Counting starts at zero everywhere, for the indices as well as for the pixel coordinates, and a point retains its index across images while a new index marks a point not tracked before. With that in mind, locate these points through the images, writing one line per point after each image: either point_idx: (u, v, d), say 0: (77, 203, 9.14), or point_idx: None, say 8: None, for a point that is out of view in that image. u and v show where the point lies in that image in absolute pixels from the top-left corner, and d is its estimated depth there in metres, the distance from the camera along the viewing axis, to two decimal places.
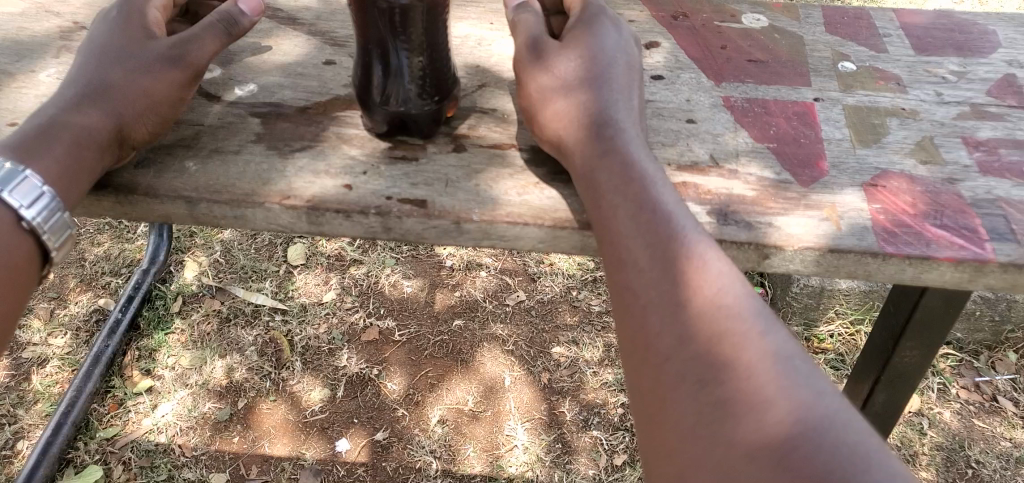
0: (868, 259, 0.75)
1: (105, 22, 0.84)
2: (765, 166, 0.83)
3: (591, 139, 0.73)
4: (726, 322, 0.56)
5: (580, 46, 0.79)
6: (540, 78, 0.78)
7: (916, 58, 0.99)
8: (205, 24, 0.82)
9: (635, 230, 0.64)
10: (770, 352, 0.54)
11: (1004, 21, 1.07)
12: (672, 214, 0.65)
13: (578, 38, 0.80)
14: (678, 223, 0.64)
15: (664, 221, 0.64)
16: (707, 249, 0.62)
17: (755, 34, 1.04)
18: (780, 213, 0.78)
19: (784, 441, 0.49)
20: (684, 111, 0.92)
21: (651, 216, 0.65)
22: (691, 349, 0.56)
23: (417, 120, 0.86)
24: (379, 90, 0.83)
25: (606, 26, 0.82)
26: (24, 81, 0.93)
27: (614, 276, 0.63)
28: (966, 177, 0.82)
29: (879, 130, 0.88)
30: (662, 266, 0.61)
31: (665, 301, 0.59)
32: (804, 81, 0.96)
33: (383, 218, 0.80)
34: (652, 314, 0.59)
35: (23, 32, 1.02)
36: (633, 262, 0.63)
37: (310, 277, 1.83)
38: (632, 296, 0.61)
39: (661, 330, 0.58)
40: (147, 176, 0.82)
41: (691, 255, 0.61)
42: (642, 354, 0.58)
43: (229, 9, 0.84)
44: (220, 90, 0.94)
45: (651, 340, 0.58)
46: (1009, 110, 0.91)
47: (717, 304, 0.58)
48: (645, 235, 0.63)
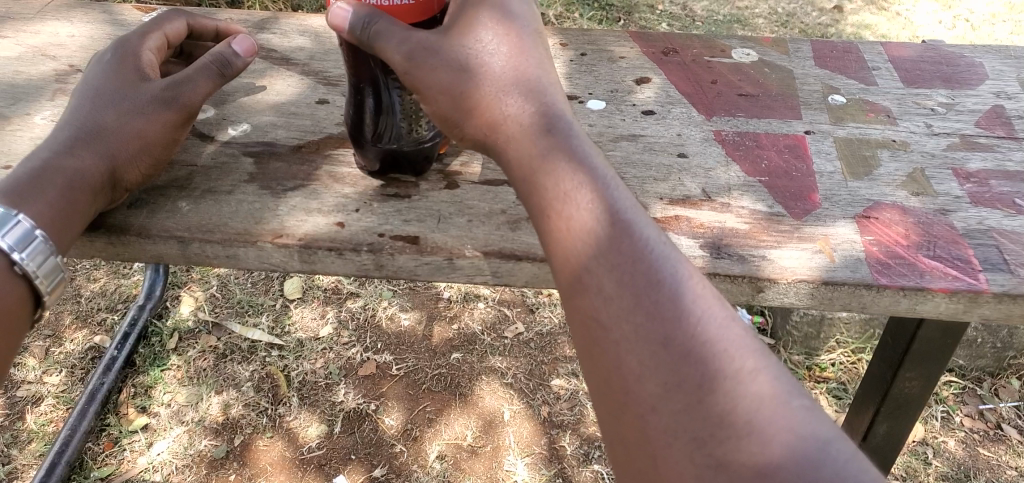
0: (863, 291, 0.75)
1: (99, 64, 0.84)
2: (758, 199, 0.83)
3: (526, 134, 0.70)
4: (683, 323, 0.55)
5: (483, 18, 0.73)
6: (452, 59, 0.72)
7: (905, 91, 1.00)
8: (199, 66, 0.82)
9: (584, 228, 0.63)
10: (730, 351, 0.54)
11: (992, 53, 1.08)
12: (622, 207, 0.64)
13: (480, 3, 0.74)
14: (626, 215, 0.63)
15: (614, 214, 0.63)
16: (654, 243, 0.61)
17: (745, 68, 1.05)
18: (772, 246, 0.78)
19: (760, 442, 0.49)
20: (675, 146, 0.92)
21: (599, 217, 0.63)
22: (654, 360, 0.54)
23: (411, 156, 0.86)
24: (372, 126, 0.84)
25: None
26: (20, 124, 0.94)
27: (566, 285, 0.62)
28: (957, 208, 0.82)
29: (870, 162, 0.88)
30: (615, 272, 0.59)
31: (624, 312, 0.57)
32: (795, 114, 0.96)
33: (375, 255, 0.80)
34: (612, 329, 0.57)
35: (20, 76, 1.02)
36: (584, 260, 0.61)
37: (306, 311, 1.82)
38: (587, 298, 0.59)
39: (621, 343, 0.56)
40: (140, 216, 0.82)
41: (642, 255, 0.60)
42: (604, 374, 0.56)
43: (225, 48, 0.84)
44: (215, 130, 0.94)
45: (611, 358, 0.56)
46: (998, 141, 0.91)
47: (672, 302, 0.57)
48: (593, 237, 0.61)
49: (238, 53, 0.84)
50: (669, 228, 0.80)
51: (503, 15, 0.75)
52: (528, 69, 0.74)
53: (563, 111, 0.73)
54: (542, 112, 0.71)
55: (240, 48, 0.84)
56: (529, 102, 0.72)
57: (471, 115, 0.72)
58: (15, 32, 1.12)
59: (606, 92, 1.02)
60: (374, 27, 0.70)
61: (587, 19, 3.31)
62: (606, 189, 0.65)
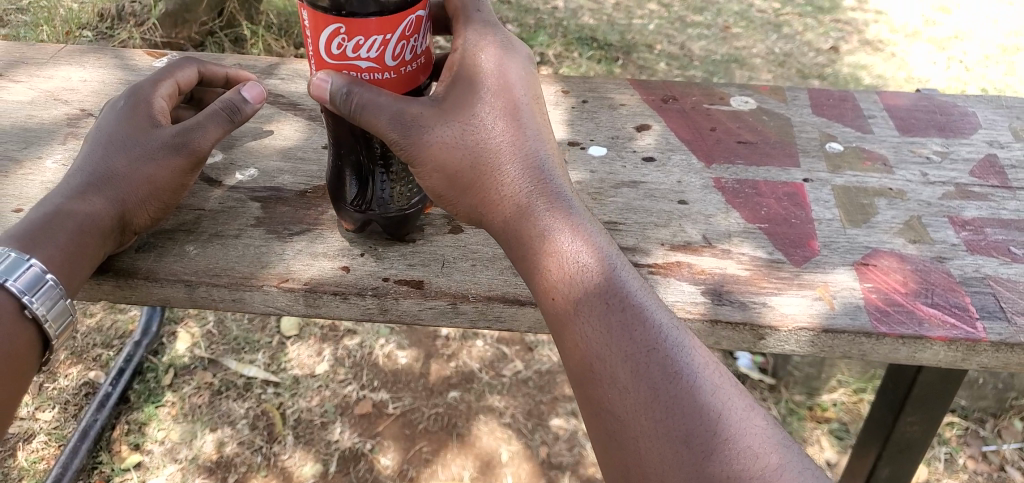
0: (862, 339, 0.76)
1: (113, 111, 0.86)
2: (758, 246, 0.85)
3: (527, 212, 0.74)
4: (699, 418, 0.62)
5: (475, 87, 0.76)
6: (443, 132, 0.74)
7: (902, 140, 1.02)
8: (209, 111, 0.82)
9: (598, 318, 0.67)
10: (746, 446, 0.61)
11: (985, 102, 1.10)
12: (634, 297, 0.69)
13: (473, 71, 0.76)
14: (636, 305, 0.68)
15: (627, 305, 0.68)
16: (665, 332, 0.67)
17: (744, 115, 1.07)
18: (773, 292, 0.79)
19: None
20: (676, 193, 0.94)
21: (613, 309, 0.68)
22: (674, 457, 0.61)
23: (395, 225, 0.87)
24: (355, 193, 0.86)
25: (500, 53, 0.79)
26: (31, 168, 0.97)
27: (578, 372, 0.67)
28: (954, 256, 0.83)
29: (868, 210, 0.90)
30: (629, 364, 0.65)
31: (640, 408, 0.63)
32: (793, 162, 0.98)
33: (380, 299, 0.81)
34: (632, 428, 0.62)
35: (33, 120, 1.05)
36: (600, 351, 0.66)
37: (303, 349, 1.81)
38: (604, 389, 0.64)
39: (641, 438, 0.62)
40: (148, 260, 0.83)
41: (656, 344, 0.66)
42: (628, 466, 0.62)
43: (233, 94, 0.84)
44: (221, 175, 0.96)
45: (632, 452, 0.62)
46: (992, 190, 0.93)
47: (687, 396, 0.63)
48: (608, 330, 0.67)
49: (247, 97, 0.83)
50: (671, 274, 0.81)
51: (503, 85, 0.77)
52: (526, 143, 0.77)
53: (563, 187, 0.77)
54: (540, 186, 0.75)
55: (249, 92, 0.84)
56: (527, 179, 0.75)
57: (465, 191, 0.76)
58: (28, 76, 1.15)
59: (608, 139, 1.05)
60: (355, 96, 0.70)
61: (587, 58, 3.38)
62: (617, 278, 0.70)
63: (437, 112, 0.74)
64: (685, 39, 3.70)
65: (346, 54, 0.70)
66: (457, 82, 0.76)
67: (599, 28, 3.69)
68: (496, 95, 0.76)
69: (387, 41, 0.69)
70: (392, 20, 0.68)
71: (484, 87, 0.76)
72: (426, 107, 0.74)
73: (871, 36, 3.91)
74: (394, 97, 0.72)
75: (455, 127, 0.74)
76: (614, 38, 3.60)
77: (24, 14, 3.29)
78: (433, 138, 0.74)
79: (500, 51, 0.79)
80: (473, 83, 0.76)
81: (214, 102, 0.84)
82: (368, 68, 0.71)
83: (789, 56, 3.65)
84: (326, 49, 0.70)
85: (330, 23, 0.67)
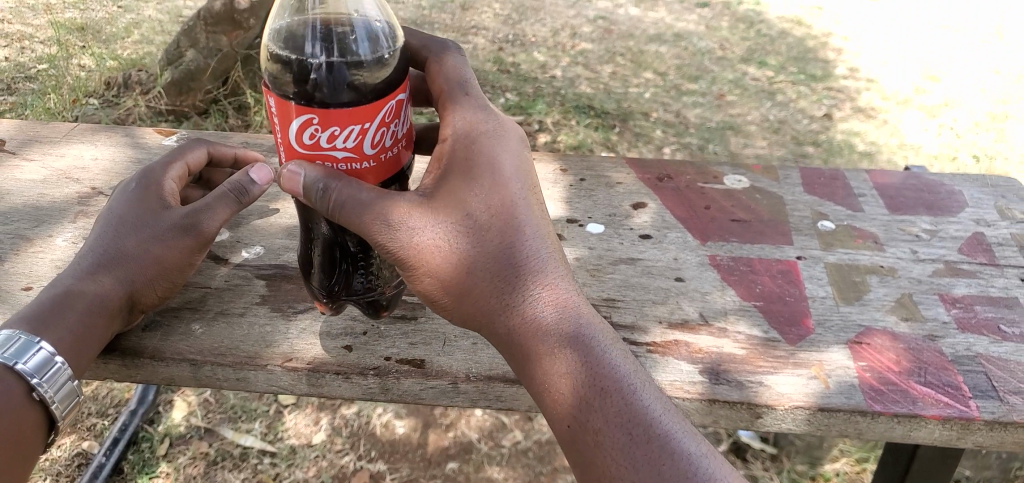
0: (858, 418, 0.77)
1: (125, 192, 0.89)
2: (754, 324, 0.86)
3: (527, 309, 0.77)
4: None
5: (467, 185, 0.79)
6: (438, 231, 0.77)
7: (892, 217, 1.05)
8: (221, 191, 0.86)
9: (604, 421, 0.71)
10: None
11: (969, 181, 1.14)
12: (638, 397, 0.72)
13: (463, 170, 0.79)
14: (641, 406, 0.72)
15: (631, 406, 0.72)
16: (668, 432, 0.70)
17: (737, 194, 1.11)
18: (770, 371, 0.81)
19: None
20: (672, 270, 0.96)
21: (617, 410, 0.71)
22: None
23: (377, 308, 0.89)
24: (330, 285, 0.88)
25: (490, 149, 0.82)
26: (42, 245, 0.99)
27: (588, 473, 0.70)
28: (946, 334, 0.85)
29: (860, 287, 0.92)
30: (637, 467, 0.68)
31: None
32: (786, 239, 1.01)
33: (382, 379, 0.82)
34: None
35: (45, 198, 1.09)
36: (608, 455, 0.70)
37: (300, 418, 1.81)
38: None
39: None
40: (154, 339, 0.84)
41: (662, 445, 0.69)
42: None
43: (244, 175, 0.87)
44: (228, 252, 0.98)
45: None
46: (981, 267, 0.95)
47: None
48: (615, 434, 0.70)
49: (258, 180, 0.87)
50: (669, 353, 0.83)
51: (495, 182, 0.80)
52: (522, 236, 0.79)
53: (561, 279, 0.80)
54: (538, 280, 0.78)
55: (260, 175, 0.88)
56: (525, 273, 0.78)
57: (462, 291, 0.78)
58: (42, 154, 1.18)
59: (605, 216, 1.07)
60: (330, 190, 0.74)
61: (585, 126, 3.44)
62: (619, 377, 0.74)
63: (428, 211, 0.77)
64: (680, 106, 3.79)
65: (318, 144, 0.75)
66: (447, 181, 0.79)
67: (596, 96, 3.77)
68: (487, 192, 0.79)
69: (355, 130, 0.74)
70: (357, 111, 0.73)
71: (474, 185, 0.79)
72: (415, 208, 0.76)
73: (863, 104, 4.00)
74: (382, 198, 0.75)
75: (446, 227, 0.77)
76: (611, 106, 3.69)
77: (33, 82, 3.36)
78: (424, 240, 0.77)
79: (491, 148, 0.82)
80: (464, 183, 0.79)
81: (225, 183, 0.87)
82: (345, 158, 0.76)
83: (783, 122, 3.73)
84: (299, 141, 0.76)
85: (298, 116, 0.73)
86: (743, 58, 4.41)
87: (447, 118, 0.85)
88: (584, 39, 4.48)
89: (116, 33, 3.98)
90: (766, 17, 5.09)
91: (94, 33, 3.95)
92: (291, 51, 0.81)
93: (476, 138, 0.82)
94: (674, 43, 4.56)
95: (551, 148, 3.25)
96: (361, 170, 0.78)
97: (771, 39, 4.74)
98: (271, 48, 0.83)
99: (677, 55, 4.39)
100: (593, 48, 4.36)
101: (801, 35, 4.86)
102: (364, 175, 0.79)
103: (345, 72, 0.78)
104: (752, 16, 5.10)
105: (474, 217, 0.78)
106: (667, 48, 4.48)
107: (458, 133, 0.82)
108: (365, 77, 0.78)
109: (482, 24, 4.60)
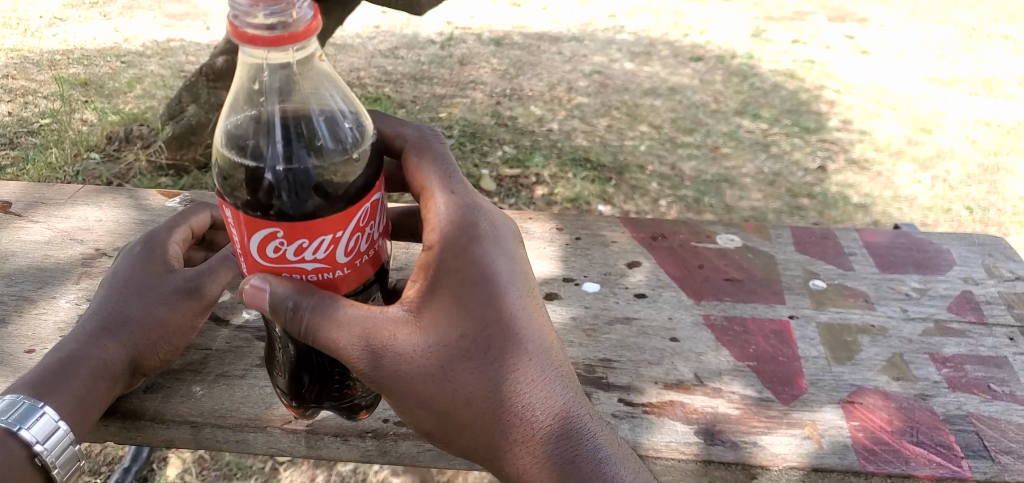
0: (852, 475, 0.92)
1: (129, 256, 0.95)
2: (748, 384, 1.02)
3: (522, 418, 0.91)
4: None
5: (459, 306, 0.89)
6: (432, 351, 0.88)
7: (882, 276, 1.24)
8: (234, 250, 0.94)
9: None
10: None
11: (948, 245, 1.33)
12: None
13: (453, 290, 0.89)
14: None
15: None
16: None
17: (729, 253, 1.27)
18: (763, 431, 0.96)
19: None
20: (666, 330, 1.12)
21: None
22: None
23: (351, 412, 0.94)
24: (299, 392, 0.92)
25: (476, 261, 0.91)
26: (45, 307, 1.05)
27: None
28: (937, 393, 1.02)
29: (851, 347, 1.09)
30: None
31: None
32: (778, 298, 1.18)
33: (379, 439, 0.94)
34: None
35: (50, 259, 1.14)
36: None
37: (295, 474, 1.79)
38: None
39: None
40: (155, 401, 0.94)
41: None
42: None
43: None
44: (230, 314, 1.07)
45: None
46: (969, 325, 1.14)
47: None
48: None
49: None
50: (664, 413, 0.99)
51: (488, 298, 0.90)
52: (515, 347, 0.92)
53: (553, 386, 0.94)
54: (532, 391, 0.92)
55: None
56: (519, 385, 0.91)
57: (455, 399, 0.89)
58: (47, 216, 1.25)
59: (600, 275, 1.23)
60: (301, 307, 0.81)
61: (581, 178, 3.48)
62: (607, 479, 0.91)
63: (420, 332, 0.87)
64: (675, 159, 3.84)
65: (284, 257, 0.80)
66: (435, 297, 0.88)
67: (593, 149, 3.83)
68: (479, 310, 0.90)
69: (325, 241, 0.79)
70: (326, 225, 0.78)
71: (466, 304, 0.89)
72: (411, 333, 0.87)
73: (857, 156, 4.06)
74: (366, 323, 0.84)
75: (443, 348, 0.88)
76: (608, 158, 3.74)
77: (34, 136, 3.41)
78: (420, 357, 0.87)
79: (482, 258, 0.91)
80: (458, 303, 0.89)
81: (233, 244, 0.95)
82: (316, 270, 0.82)
83: (778, 174, 3.78)
84: (263, 251, 0.80)
85: (265, 229, 0.78)
86: (737, 111, 4.50)
87: (428, 220, 0.93)
88: (581, 93, 4.57)
89: (119, 88, 4.05)
90: (758, 71, 5.20)
91: (96, 88, 4.02)
92: (251, 149, 0.85)
93: (466, 247, 0.91)
94: (668, 96, 4.64)
95: (549, 201, 3.30)
96: (333, 277, 0.84)
97: (764, 92, 4.84)
98: (224, 146, 0.86)
99: (672, 108, 4.48)
100: (589, 102, 4.44)
101: (793, 88, 4.95)
102: (335, 280, 0.84)
103: (309, 171, 0.82)
104: (745, 69, 5.21)
105: (467, 337, 0.89)
106: (663, 101, 4.57)
107: (446, 242, 0.90)
108: (329, 174, 0.83)
109: (480, 78, 4.70)
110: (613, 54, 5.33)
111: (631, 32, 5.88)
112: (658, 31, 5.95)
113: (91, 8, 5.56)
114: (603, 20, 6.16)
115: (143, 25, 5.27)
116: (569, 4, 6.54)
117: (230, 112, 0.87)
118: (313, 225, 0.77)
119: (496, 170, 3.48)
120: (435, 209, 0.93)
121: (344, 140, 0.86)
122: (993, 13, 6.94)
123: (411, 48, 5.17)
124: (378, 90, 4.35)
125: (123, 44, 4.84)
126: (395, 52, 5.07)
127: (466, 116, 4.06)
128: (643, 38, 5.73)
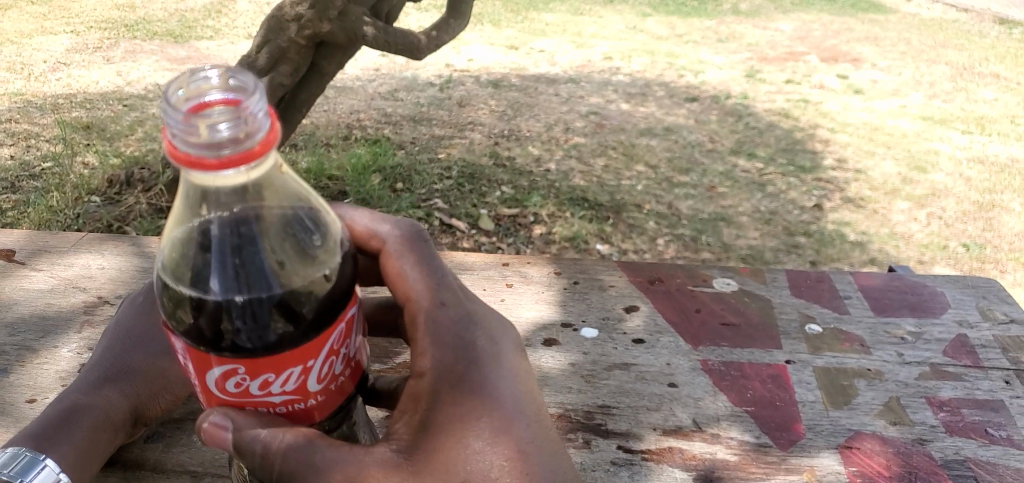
0: None
1: (135, 309, 1.05)
2: (746, 430, 1.04)
3: None
4: None
5: (450, 438, 0.89)
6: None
7: (877, 319, 1.27)
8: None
9: None
10: None
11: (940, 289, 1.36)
12: None
13: (443, 424, 0.90)
14: None
15: None
16: None
17: (726, 296, 1.31)
18: (762, 477, 0.97)
19: None
20: (665, 375, 1.14)
21: None
22: None
23: None
24: None
25: (468, 391, 0.92)
26: (47, 356, 1.09)
27: None
28: (934, 437, 1.03)
29: (848, 391, 1.11)
30: None
31: None
32: (775, 343, 1.20)
33: None
34: None
35: (53, 307, 1.19)
36: None
37: None
38: None
39: None
40: (157, 450, 0.99)
41: None
42: None
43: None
44: None
45: None
46: (964, 369, 1.16)
47: None
48: None
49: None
50: (664, 460, 1.00)
51: (482, 427, 0.91)
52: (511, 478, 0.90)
53: None
54: None
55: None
56: None
57: None
58: (50, 263, 1.30)
59: (599, 319, 1.26)
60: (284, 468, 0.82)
61: (579, 217, 3.50)
62: None
63: (408, 471, 0.87)
64: (672, 198, 3.87)
65: (248, 391, 0.78)
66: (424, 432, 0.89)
67: (590, 188, 3.86)
68: (471, 441, 0.89)
69: (293, 373, 0.77)
70: (289, 359, 0.76)
71: (456, 436, 0.89)
72: (408, 480, 0.86)
73: (852, 194, 4.09)
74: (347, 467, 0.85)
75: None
76: (605, 198, 3.77)
77: (36, 180, 3.44)
78: None
79: (478, 384, 0.93)
80: (449, 435, 0.89)
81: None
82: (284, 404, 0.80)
83: (774, 213, 3.80)
84: (226, 389, 0.78)
85: (227, 365, 0.75)
86: (733, 151, 4.54)
87: (418, 353, 0.95)
88: (578, 134, 4.63)
89: (120, 131, 4.10)
90: (754, 110, 5.27)
91: (98, 132, 4.07)
92: (199, 275, 0.80)
93: (462, 375, 0.93)
94: (664, 136, 4.69)
95: (547, 240, 3.32)
96: (303, 407, 0.82)
97: (759, 131, 4.89)
98: (168, 270, 0.81)
99: (668, 147, 4.52)
100: (586, 142, 4.49)
101: (788, 127, 5.01)
102: (307, 409, 0.82)
103: (270, 296, 0.79)
104: (740, 109, 5.28)
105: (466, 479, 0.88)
106: (658, 141, 4.62)
107: (441, 372, 0.92)
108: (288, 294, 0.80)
109: (479, 119, 4.76)
110: (610, 96, 5.41)
111: (627, 73, 5.97)
112: (653, 72, 6.03)
113: (96, 53, 5.64)
114: (599, 62, 6.26)
115: (146, 69, 5.34)
116: (566, 46, 6.65)
117: (175, 224, 0.81)
118: (278, 358, 0.75)
119: (494, 210, 3.49)
120: (423, 343, 0.95)
121: (308, 260, 0.83)
122: (983, 52, 7.06)
123: (410, 91, 5.24)
124: (377, 132, 4.40)
125: (126, 88, 4.91)
126: (395, 94, 5.14)
127: (464, 157, 4.10)
128: (639, 79, 5.82)
